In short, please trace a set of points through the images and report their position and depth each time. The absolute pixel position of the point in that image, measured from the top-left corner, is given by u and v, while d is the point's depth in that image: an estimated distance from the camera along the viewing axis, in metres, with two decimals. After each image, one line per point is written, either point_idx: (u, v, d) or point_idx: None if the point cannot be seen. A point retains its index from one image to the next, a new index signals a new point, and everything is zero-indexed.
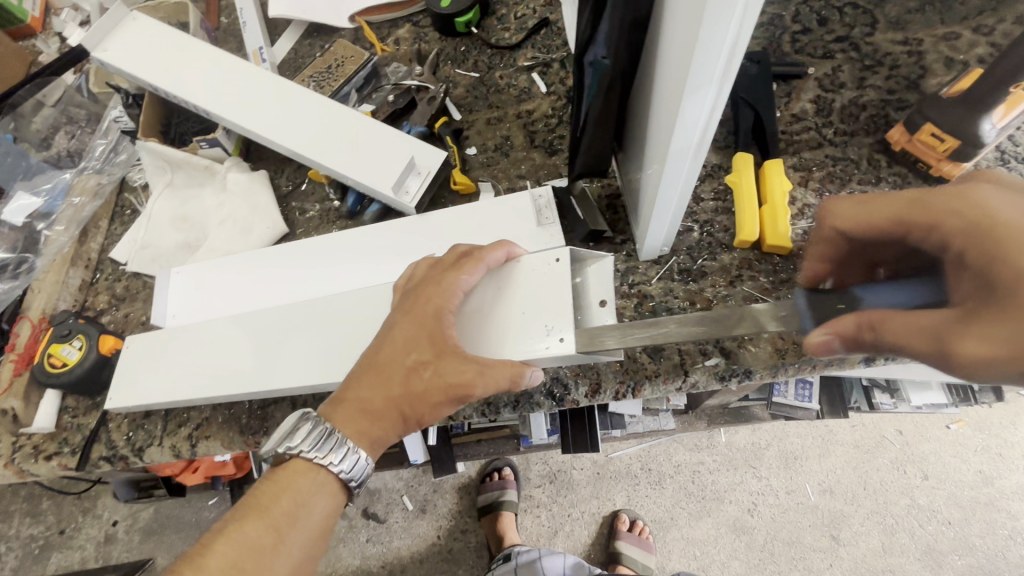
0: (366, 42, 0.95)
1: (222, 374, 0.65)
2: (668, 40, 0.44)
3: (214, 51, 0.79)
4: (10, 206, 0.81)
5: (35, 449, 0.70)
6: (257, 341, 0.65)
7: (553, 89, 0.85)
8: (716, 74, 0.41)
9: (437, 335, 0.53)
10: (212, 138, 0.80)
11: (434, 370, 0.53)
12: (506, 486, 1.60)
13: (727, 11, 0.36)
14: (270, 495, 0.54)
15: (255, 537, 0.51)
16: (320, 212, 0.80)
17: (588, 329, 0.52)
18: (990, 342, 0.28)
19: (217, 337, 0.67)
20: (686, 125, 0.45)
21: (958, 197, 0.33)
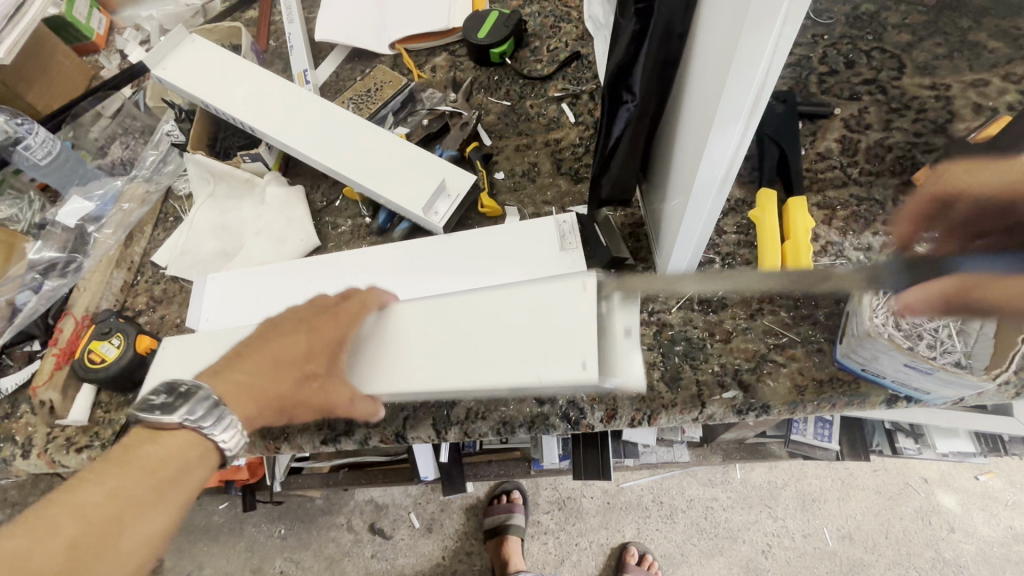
0: (404, 68, 1.00)
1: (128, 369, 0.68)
2: (698, 77, 0.46)
3: (263, 72, 0.84)
4: (64, 209, 0.85)
5: (68, 441, 0.72)
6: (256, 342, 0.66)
7: (581, 120, 0.87)
8: (744, 109, 0.42)
9: (331, 353, 0.60)
10: (256, 154, 0.85)
11: (321, 384, 0.58)
12: (514, 510, 1.59)
13: (758, 53, 0.38)
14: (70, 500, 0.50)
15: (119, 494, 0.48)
16: (351, 227, 0.83)
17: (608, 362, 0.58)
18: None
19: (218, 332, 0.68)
20: (713, 158, 0.47)
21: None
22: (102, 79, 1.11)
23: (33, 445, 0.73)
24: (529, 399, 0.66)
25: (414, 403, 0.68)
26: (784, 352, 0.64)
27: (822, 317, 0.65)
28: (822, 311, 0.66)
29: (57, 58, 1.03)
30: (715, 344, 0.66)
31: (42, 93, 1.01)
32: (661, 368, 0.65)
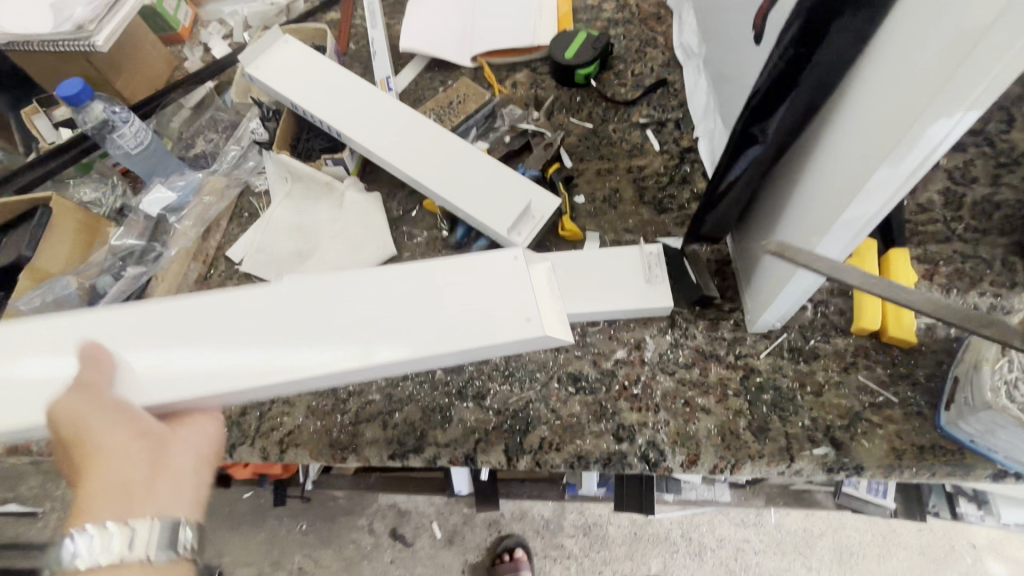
0: (485, 81, 0.99)
1: (7, 445, 0.49)
2: (858, 112, 0.42)
3: (359, 81, 0.85)
4: (147, 198, 0.85)
5: None
6: (180, 324, 0.51)
7: (666, 148, 0.86)
8: (926, 147, 0.37)
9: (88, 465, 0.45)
10: (340, 158, 0.85)
11: (151, 483, 0.46)
12: (520, 568, 1.52)
13: (953, 107, 0.33)
14: (105, 467, 0.45)
15: (132, 465, 0.45)
16: (427, 239, 0.83)
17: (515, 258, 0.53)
18: None
19: (115, 330, 0.50)
20: (864, 200, 0.42)
21: None
22: (185, 70, 1.13)
23: None
24: (606, 435, 0.64)
25: (486, 426, 0.67)
26: (880, 412, 0.61)
27: (923, 378, 0.62)
28: (923, 371, 0.62)
29: (147, 48, 1.06)
30: (806, 396, 0.63)
31: (131, 81, 1.04)
32: (749, 417, 0.63)
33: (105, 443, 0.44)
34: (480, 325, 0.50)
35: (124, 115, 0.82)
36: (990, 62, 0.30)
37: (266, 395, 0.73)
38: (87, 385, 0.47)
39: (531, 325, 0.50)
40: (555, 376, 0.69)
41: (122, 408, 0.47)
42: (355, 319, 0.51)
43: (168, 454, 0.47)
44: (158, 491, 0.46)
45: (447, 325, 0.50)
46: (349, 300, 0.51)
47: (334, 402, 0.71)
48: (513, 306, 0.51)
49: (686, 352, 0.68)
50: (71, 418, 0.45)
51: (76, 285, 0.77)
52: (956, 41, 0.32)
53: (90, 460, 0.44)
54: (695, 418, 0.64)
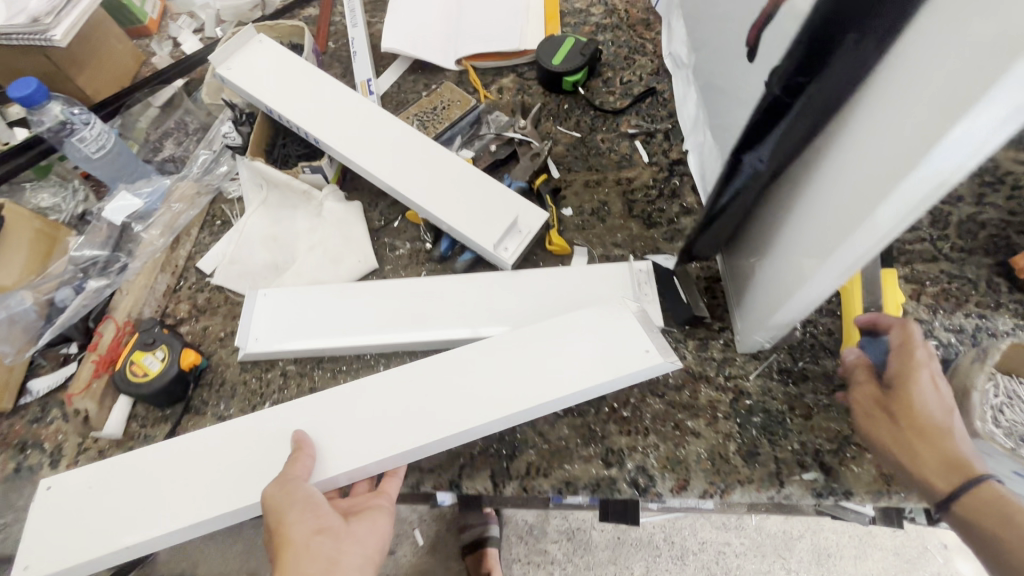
0: (470, 86, 0.96)
1: (229, 477, 0.60)
2: (850, 151, 0.41)
3: (337, 85, 0.82)
4: (111, 205, 0.81)
5: (99, 454, 0.69)
6: (368, 444, 0.60)
7: (655, 160, 0.84)
8: (911, 203, 0.36)
9: (297, 526, 0.54)
10: (318, 166, 0.81)
11: (333, 542, 0.55)
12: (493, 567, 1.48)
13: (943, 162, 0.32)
14: (290, 522, 0.54)
15: (322, 550, 0.54)
16: (410, 251, 0.80)
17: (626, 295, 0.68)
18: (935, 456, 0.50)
19: (318, 422, 0.63)
20: (850, 245, 0.42)
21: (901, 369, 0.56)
22: (153, 66, 1.07)
23: (63, 455, 0.69)
24: (595, 459, 0.63)
25: (471, 450, 0.65)
26: None
27: None
28: None
29: (112, 41, 1.00)
30: (795, 419, 0.62)
31: (93, 77, 0.97)
32: (738, 440, 0.62)
33: (298, 535, 0.53)
34: (605, 358, 0.62)
35: (85, 116, 0.77)
36: (992, 107, 0.29)
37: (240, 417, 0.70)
38: (289, 477, 0.57)
39: (650, 355, 0.61)
40: None
41: (309, 496, 0.56)
42: (516, 362, 0.64)
43: (342, 542, 0.56)
44: (337, 556, 0.54)
45: (590, 363, 0.62)
46: (508, 348, 0.64)
47: None
48: (631, 344, 0.63)
49: (676, 374, 0.66)
50: (276, 509, 0.55)
51: (33, 300, 0.74)
52: (945, 101, 0.31)
53: (283, 544, 0.53)
54: (685, 441, 0.63)
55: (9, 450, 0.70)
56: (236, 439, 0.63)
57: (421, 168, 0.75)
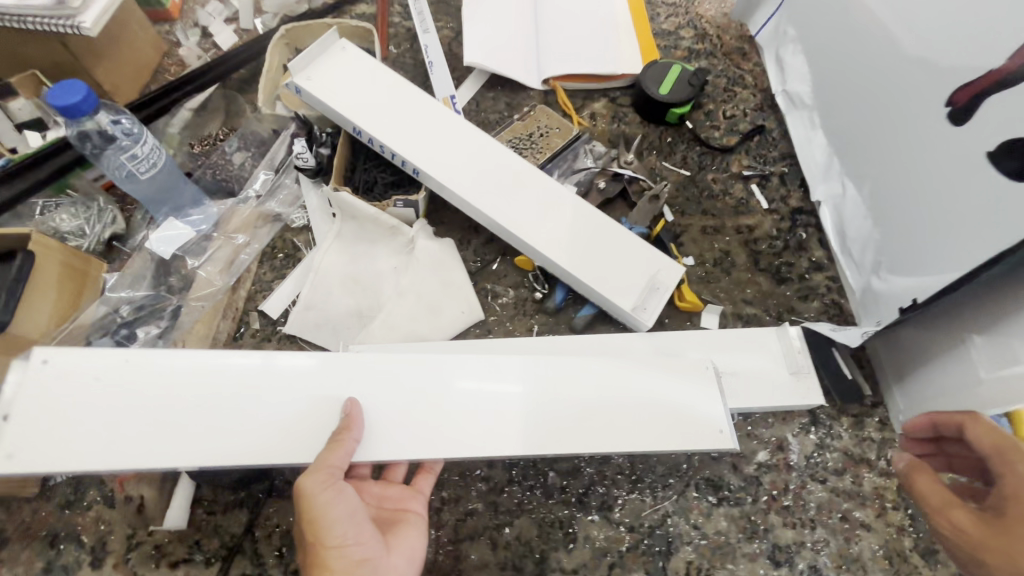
0: (561, 110, 0.87)
1: (263, 444, 0.49)
2: None
3: (437, 106, 0.71)
4: (155, 235, 0.68)
5: (156, 551, 0.56)
6: (419, 434, 0.51)
7: (774, 207, 0.78)
8: None
9: (330, 534, 0.45)
10: (412, 200, 0.70)
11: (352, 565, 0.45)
12: None
13: None
14: (318, 533, 0.45)
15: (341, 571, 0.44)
16: (515, 299, 0.71)
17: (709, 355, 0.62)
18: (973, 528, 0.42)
19: (378, 399, 0.52)
20: None
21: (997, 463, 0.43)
22: (180, 59, 0.92)
23: (109, 551, 0.56)
24: (761, 557, 0.57)
25: (620, 545, 0.57)
26: None
27: None
28: None
29: (134, 27, 0.84)
30: None
31: (112, 70, 0.81)
32: (913, 535, 0.57)
33: (334, 541, 0.45)
34: (680, 426, 0.54)
35: (132, 128, 0.63)
36: None
37: None
38: (337, 468, 0.46)
39: (723, 436, 0.54)
40: (692, 482, 0.60)
41: (351, 508, 0.46)
42: (597, 405, 0.54)
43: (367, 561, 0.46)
44: None
45: (655, 430, 0.54)
46: (585, 385, 0.54)
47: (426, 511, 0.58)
48: (709, 416, 0.55)
49: (835, 456, 0.61)
50: (308, 504, 0.45)
51: None
52: None
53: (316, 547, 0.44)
54: (856, 536, 0.57)
55: (35, 545, 0.56)
56: (285, 394, 0.50)
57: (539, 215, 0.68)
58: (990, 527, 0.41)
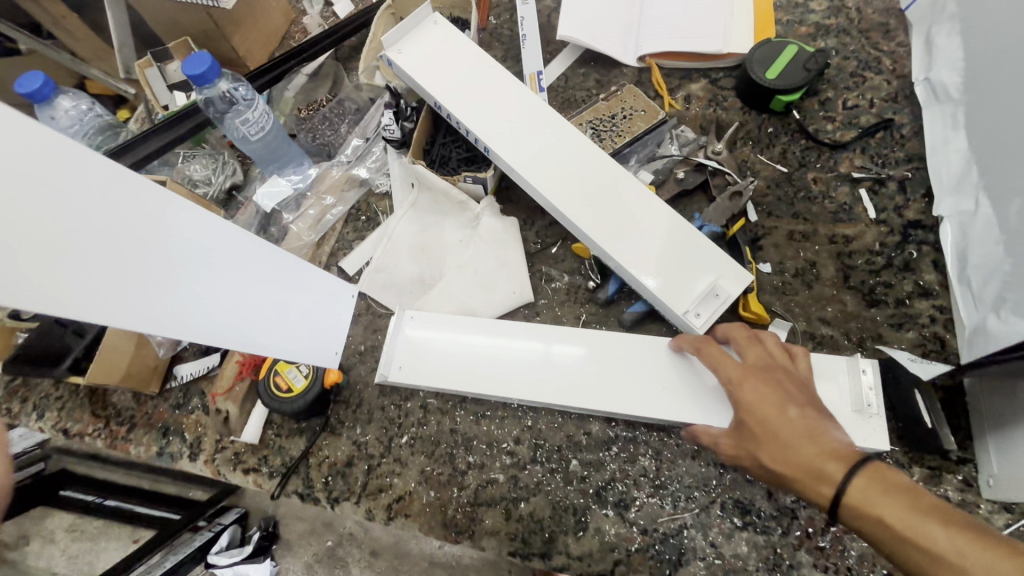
0: (653, 90, 0.82)
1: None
2: None
3: (515, 83, 0.71)
4: (262, 190, 0.78)
5: (235, 457, 0.67)
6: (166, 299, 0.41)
7: (883, 218, 0.68)
8: None
9: None
10: (481, 177, 0.71)
11: None
12: None
13: None
14: None
15: None
16: (568, 285, 0.71)
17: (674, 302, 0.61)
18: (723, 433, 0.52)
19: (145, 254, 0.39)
20: None
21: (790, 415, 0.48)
22: (303, 27, 1.00)
23: (201, 449, 0.68)
24: None
25: (629, 544, 0.57)
26: None
27: None
28: None
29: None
30: None
31: (245, 37, 0.92)
32: None
33: None
34: (659, 397, 0.59)
35: (248, 94, 0.72)
36: None
37: (376, 446, 0.65)
38: None
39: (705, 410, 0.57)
40: (719, 501, 0.57)
41: None
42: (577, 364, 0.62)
43: None
44: None
45: (629, 394, 0.59)
46: (559, 351, 0.62)
47: (452, 471, 0.63)
48: (688, 391, 0.59)
49: None
50: None
51: None
52: None
53: None
54: None
55: (152, 433, 0.70)
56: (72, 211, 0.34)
57: (585, 195, 0.67)
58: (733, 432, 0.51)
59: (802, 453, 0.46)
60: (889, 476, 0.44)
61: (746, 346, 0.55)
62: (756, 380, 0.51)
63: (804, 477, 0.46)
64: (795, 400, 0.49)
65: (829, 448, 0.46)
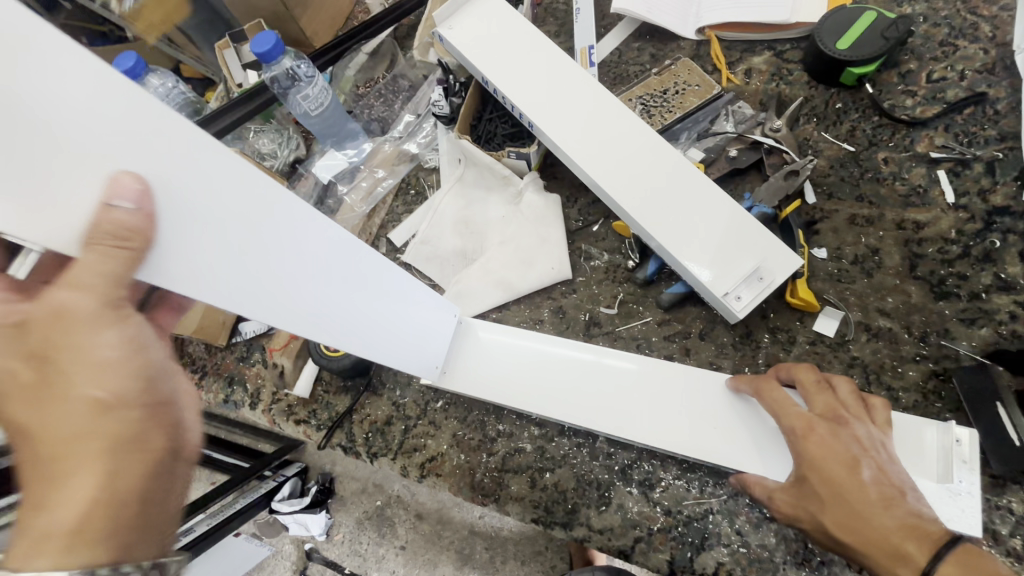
0: (711, 64, 0.78)
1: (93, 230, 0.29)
2: None
3: (563, 58, 0.71)
4: (321, 162, 0.84)
5: (288, 408, 0.73)
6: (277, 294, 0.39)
7: (964, 203, 0.62)
8: None
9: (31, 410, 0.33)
10: (524, 152, 0.72)
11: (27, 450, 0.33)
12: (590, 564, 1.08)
13: None
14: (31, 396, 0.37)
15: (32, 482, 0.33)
16: (607, 264, 0.70)
17: (719, 289, 0.59)
18: (779, 489, 0.50)
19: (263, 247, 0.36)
20: None
21: (857, 476, 0.46)
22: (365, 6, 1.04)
23: (260, 400, 0.75)
24: None
25: (651, 523, 0.57)
26: None
27: None
28: None
29: None
30: None
31: (311, 18, 0.96)
32: None
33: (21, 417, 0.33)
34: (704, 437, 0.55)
35: (309, 71, 0.76)
36: None
37: (413, 408, 0.69)
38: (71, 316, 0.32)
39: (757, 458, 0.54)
40: None
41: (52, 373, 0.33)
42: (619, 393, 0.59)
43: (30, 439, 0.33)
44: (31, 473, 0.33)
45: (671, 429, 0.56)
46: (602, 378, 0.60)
47: (483, 438, 0.65)
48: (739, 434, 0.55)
49: None
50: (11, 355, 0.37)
51: None
52: None
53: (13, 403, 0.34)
54: None
55: (220, 381, 0.78)
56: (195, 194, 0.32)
57: (637, 183, 0.64)
58: (792, 490, 0.49)
59: (874, 522, 0.44)
60: (978, 563, 0.42)
61: (814, 394, 0.51)
62: (819, 432, 0.49)
63: (881, 552, 0.44)
64: (865, 461, 0.47)
65: (904, 522, 0.44)
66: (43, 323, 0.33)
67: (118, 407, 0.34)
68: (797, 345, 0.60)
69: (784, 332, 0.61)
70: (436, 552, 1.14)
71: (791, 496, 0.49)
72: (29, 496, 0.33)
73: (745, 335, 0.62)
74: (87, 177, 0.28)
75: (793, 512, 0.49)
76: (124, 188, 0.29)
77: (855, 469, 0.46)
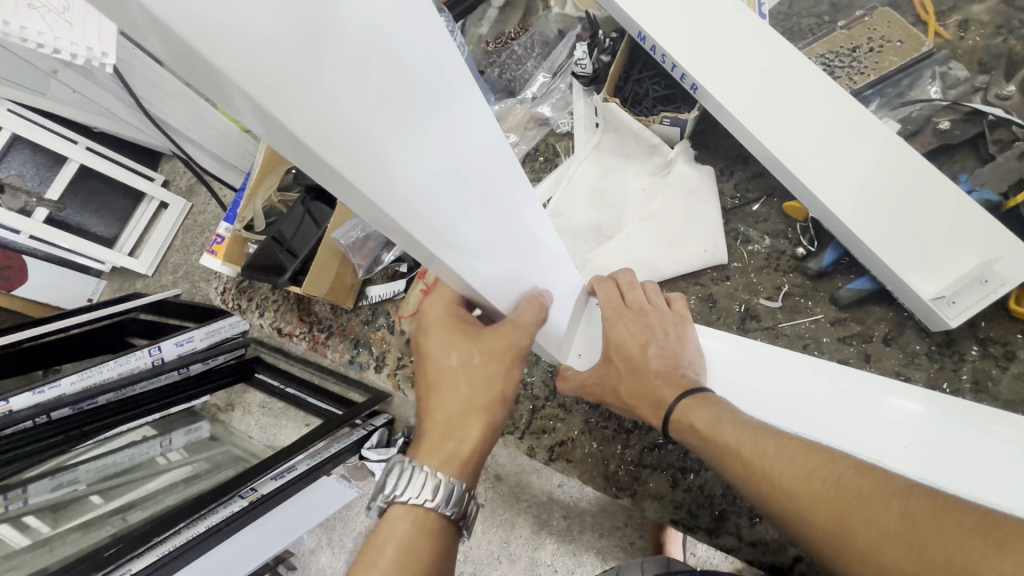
0: (914, 12, 0.64)
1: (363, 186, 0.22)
2: None
3: (738, 9, 0.61)
4: None
5: (413, 374, 0.73)
6: (482, 251, 0.33)
7: None
8: None
9: (470, 381, 0.45)
10: (681, 118, 0.64)
11: (460, 409, 0.45)
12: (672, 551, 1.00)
13: None
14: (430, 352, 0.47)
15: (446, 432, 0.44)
16: (769, 249, 0.63)
17: (926, 291, 0.51)
18: (780, 514, 0.40)
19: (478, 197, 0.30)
20: None
21: (865, 490, 0.35)
22: None
23: (385, 363, 0.75)
24: None
25: None
26: None
27: None
28: None
29: None
30: None
31: None
32: None
33: (453, 375, 0.45)
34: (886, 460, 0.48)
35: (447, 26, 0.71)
36: None
37: (541, 389, 0.66)
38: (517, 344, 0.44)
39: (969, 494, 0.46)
40: None
41: (485, 359, 0.45)
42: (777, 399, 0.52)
43: (461, 398, 0.45)
44: (454, 421, 0.44)
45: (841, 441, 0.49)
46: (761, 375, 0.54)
47: (617, 428, 0.61)
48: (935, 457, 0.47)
49: None
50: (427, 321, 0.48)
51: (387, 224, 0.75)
52: None
53: (445, 367, 0.46)
54: None
55: (346, 342, 0.79)
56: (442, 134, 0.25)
57: (830, 164, 0.55)
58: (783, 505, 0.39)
59: (887, 555, 0.33)
60: None
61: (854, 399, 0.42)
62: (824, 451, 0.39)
63: None
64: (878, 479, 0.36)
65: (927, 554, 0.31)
66: (496, 335, 0.44)
67: (502, 402, 0.46)
68: (1017, 362, 0.53)
69: (998, 345, 0.53)
70: (514, 514, 1.12)
71: (788, 518, 0.39)
72: (436, 431, 0.45)
73: (945, 344, 0.54)
74: (387, 106, 0.21)
75: (807, 540, 0.38)
76: (410, 121, 0.22)
77: (855, 486, 0.36)
